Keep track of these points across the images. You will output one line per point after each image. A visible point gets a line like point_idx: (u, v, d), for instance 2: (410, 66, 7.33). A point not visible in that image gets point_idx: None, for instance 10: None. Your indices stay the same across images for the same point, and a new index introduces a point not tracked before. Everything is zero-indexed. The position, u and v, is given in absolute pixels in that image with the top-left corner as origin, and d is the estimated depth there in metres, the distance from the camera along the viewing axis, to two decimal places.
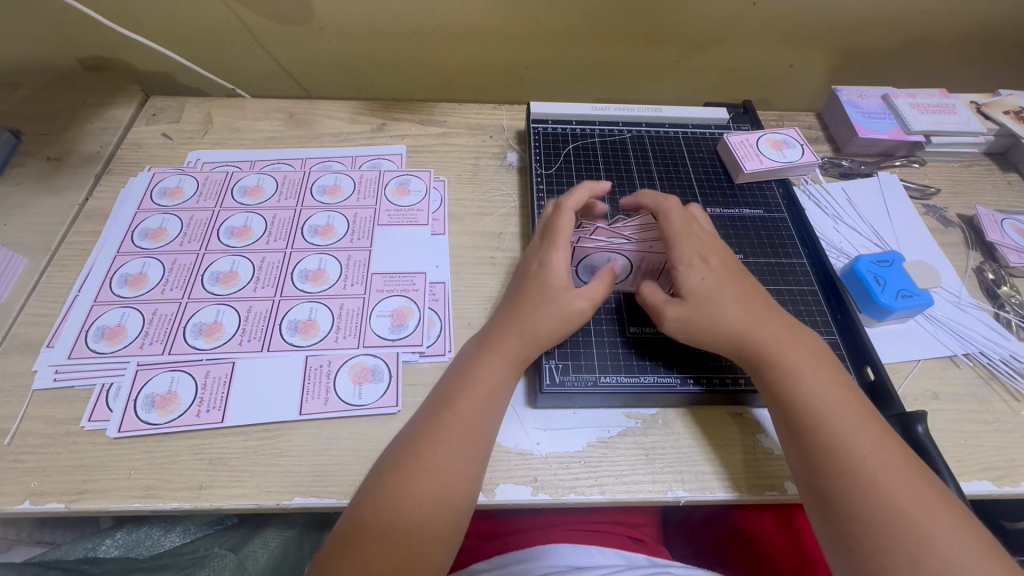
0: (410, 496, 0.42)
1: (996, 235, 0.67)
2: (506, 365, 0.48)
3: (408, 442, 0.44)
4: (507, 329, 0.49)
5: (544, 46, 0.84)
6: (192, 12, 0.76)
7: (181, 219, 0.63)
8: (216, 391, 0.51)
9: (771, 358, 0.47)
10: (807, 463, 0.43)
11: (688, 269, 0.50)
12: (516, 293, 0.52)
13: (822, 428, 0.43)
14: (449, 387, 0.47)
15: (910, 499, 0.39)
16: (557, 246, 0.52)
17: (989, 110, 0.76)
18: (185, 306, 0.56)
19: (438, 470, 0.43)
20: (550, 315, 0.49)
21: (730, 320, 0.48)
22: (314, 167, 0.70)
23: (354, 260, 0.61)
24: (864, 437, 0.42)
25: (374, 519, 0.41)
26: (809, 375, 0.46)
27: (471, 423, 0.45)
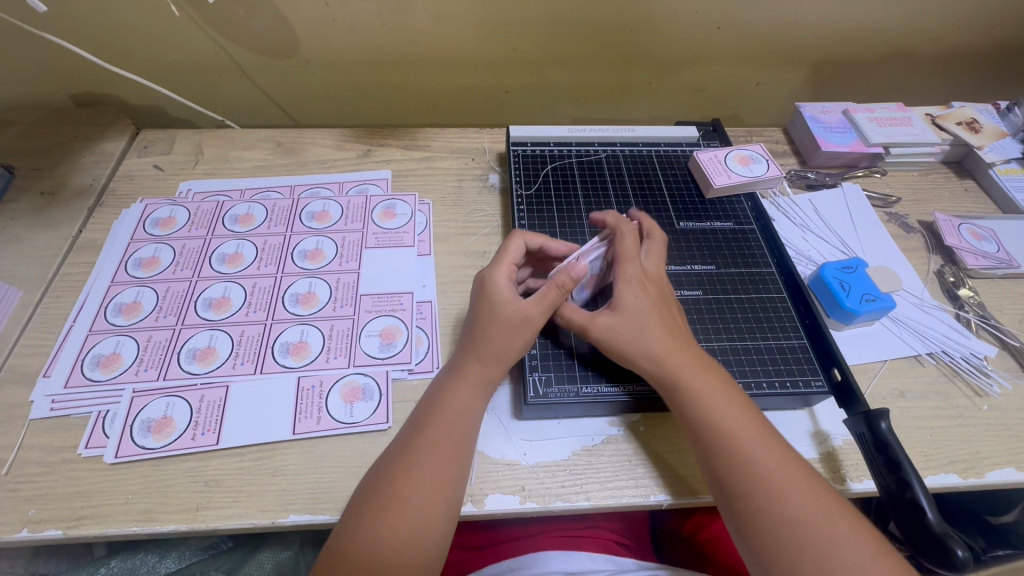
0: (391, 521, 0.43)
1: (955, 239, 0.70)
2: (476, 388, 0.50)
3: (384, 471, 0.46)
4: (471, 352, 0.52)
5: (522, 72, 0.88)
6: (183, 48, 0.79)
7: (174, 248, 0.65)
8: (211, 415, 0.53)
9: (689, 393, 0.49)
10: (728, 497, 0.45)
11: (626, 288, 0.53)
12: (475, 318, 0.53)
13: (742, 465, 0.45)
14: (425, 413, 0.49)
15: (812, 512, 0.43)
16: (503, 268, 0.54)
17: (943, 122, 0.81)
18: (179, 332, 0.58)
19: (413, 497, 0.44)
20: (503, 333, 0.51)
21: (649, 354, 0.50)
22: (303, 193, 0.72)
23: (342, 283, 0.63)
24: (771, 455, 0.46)
25: (358, 545, 0.43)
26: (724, 410, 0.48)
27: (446, 445, 0.47)
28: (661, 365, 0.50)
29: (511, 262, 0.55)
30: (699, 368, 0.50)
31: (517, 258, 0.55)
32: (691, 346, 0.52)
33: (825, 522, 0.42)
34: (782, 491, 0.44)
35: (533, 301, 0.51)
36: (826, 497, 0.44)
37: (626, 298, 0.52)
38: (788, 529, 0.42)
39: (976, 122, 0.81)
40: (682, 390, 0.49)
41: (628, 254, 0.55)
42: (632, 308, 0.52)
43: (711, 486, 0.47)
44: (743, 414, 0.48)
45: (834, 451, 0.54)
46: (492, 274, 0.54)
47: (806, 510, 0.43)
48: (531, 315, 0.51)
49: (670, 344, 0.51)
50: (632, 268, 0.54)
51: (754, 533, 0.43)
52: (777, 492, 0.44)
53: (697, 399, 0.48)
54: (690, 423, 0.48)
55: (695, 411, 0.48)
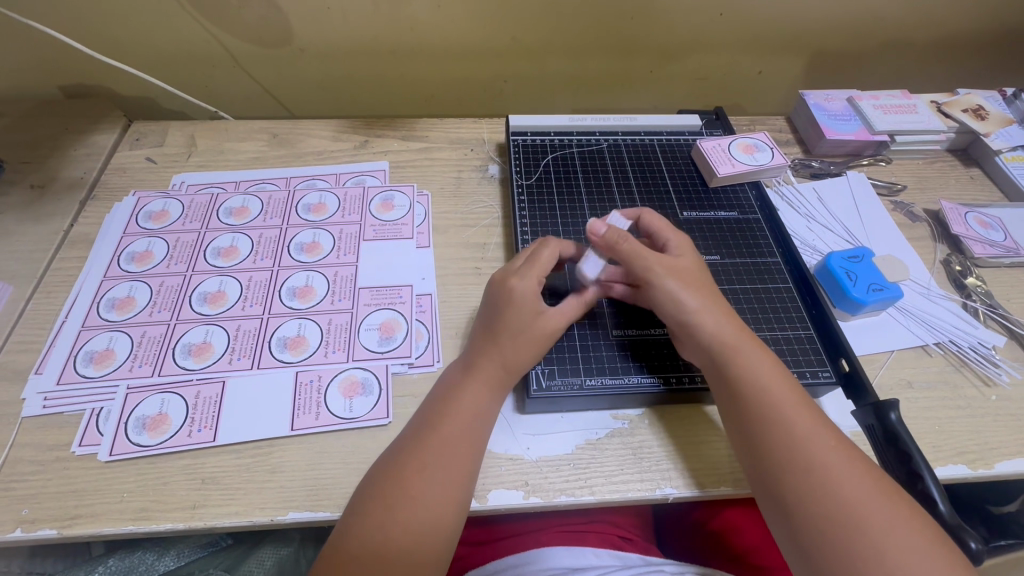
0: (400, 521, 0.42)
1: (962, 228, 0.70)
2: (490, 388, 0.49)
3: (392, 470, 0.45)
4: (489, 352, 0.50)
5: (520, 61, 0.87)
6: (173, 37, 0.78)
7: (168, 241, 0.64)
8: (208, 411, 0.51)
9: (735, 361, 0.48)
10: (765, 468, 0.44)
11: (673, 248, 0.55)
12: (493, 318, 0.52)
13: (788, 442, 0.44)
14: (433, 412, 0.48)
15: (863, 499, 0.41)
16: (533, 275, 0.52)
17: (949, 109, 0.80)
18: (174, 327, 0.57)
19: (425, 497, 0.43)
20: (530, 344, 0.50)
21: (696, 326, 0.50)
22: (299, 185, 0.71)
23: (341, 276, 0.62)
24: (819, 437, 0.44)
25: (364, 546, 0.42)
26: (772, 385, 0.47)
27: (457, 445, 0.46)
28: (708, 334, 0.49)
29: (541, 269, 0.53)
30: (746, 339, 0.49)
31: (550, 265, 0.54)
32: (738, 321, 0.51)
33: (870, 508, 0.40)
34: (831, 475, 0.42)
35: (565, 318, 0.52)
36: (875, 487, 0.42)
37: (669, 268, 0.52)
38: (837, 514, 0.40)
39: (981, 109, 0.80)
40: (729, 359, 0.48)
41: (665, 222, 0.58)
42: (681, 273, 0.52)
43: (745, 458, 0.46)
44: (790, 386, 0.47)
45: None
46: (520, 279, 0.52)
47: (846, 487, 0.41)
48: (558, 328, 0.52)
49: (717, 315, 0.50)
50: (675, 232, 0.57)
51: (801, 517, 0.41)
52: (822, 476, 0.42)
53: (744, 374, 0.47)
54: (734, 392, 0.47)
55: (742, 380, 0.47)
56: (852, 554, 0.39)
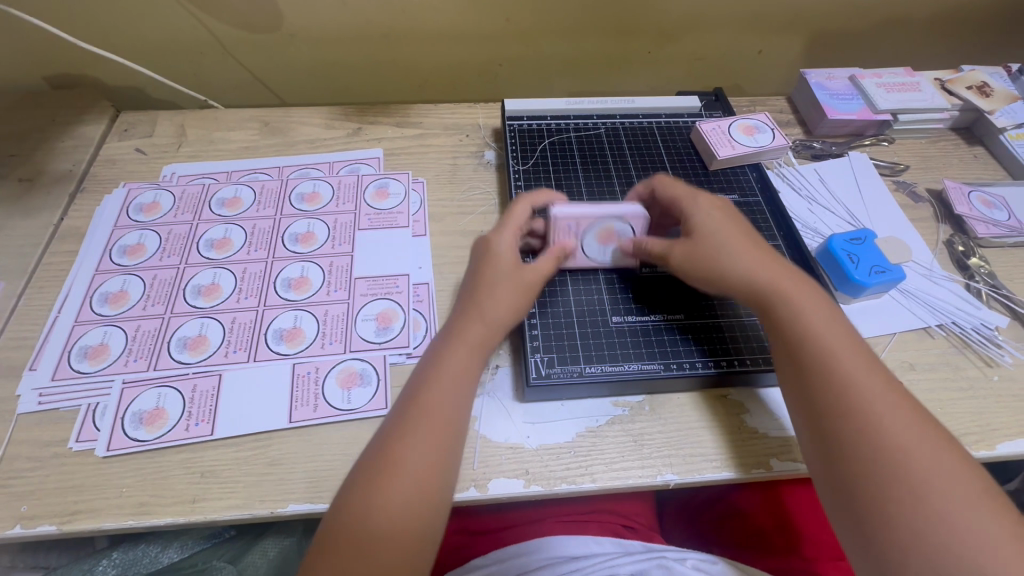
0: (383, 492, 0.42)
1: (965, 208, 0.69)
2: (471, 351, 0.49)
3: (380, 440, 0.45)
4: (470, 313, 0.50)
5: (515, 43, 0.85)
6: (159, 23, 0.76)
7: (160, 234, 0.63)
8: (204, 405, 0.51)
9: (780, 298, 0.49)
10: (807, 404, 0.46)
11: (699, 213, 0.54)
12: (473, 279, 0.52)
13: (844, 389, 0.44)
14: (419, 378, 0.48)
15: (918, 450, 0.41)
16: (506, 230, 0.54)
17: (953, 86, 0.78)
18: (168, 321, 0.56)
19: (408, 464, 0.43)
20: (506, 296, 0.51)
21: (750, 276, 0.51)
22: (292, 174, 0.70)
23: (336, 266, 0.61)
24: (874, 385, 0.44)
25: (352, 517, 0.41)
26: (828, 334, 0.47)
27: (439, 409, 0.46)
28: (752, 275, 0.50)
29: (516, 225, 0.55)
30: (792, 280, 0.50)
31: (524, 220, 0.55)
32: (782, 263, 0.52)
33: (924, 458, 0.41)
34: (884, 424, 0.42)
35: (539, 270, 0.52)
36: (930, 438, 0.42)
37: (699, 218, 0.54)
38: (890, 463, 0.41)
39: (986, 85, 0.79)
40: (779, 301, 0.49)
41: (687, 193, 0.56)
42: (704, 224, 0.53)
43: (794, 399, 0.47)
44: (835, 325, 0.48)
45: None
46: (497, 235, 0.54)
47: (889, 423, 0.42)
48: (533, 281, 0.52)
49: (760, 258, 0.52)
50: (703, 198, 0.55)
51: (854, 465, 0.42)
52: (877, 425, 0.42)
53: (801, 321, 0.48)
54: (779, 331, 0.49)
55: (799, 328, 0.48)
56: (903, 504, 0.39)
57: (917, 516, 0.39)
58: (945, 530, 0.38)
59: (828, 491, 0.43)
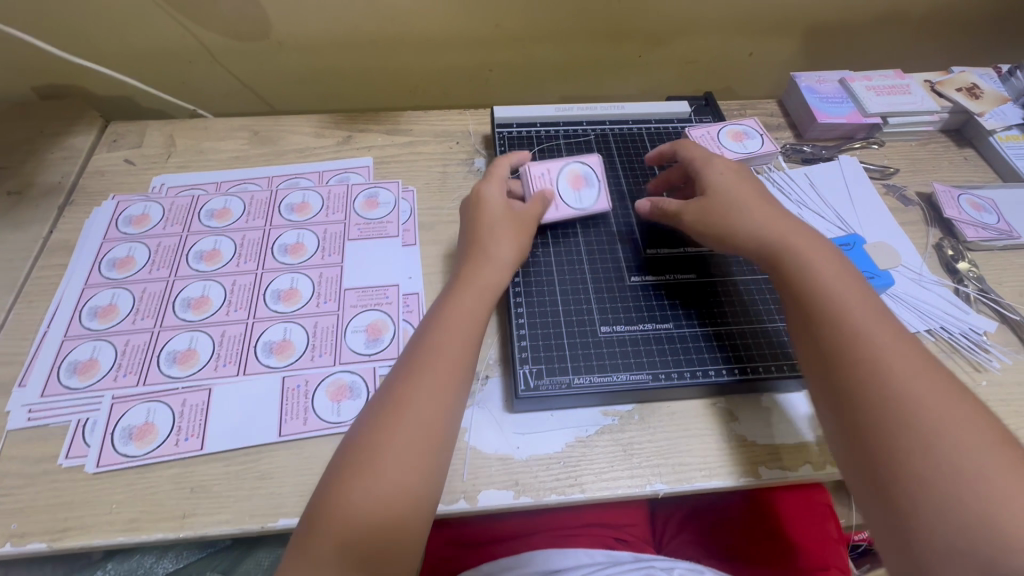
0: (391, 424, 0.43)
1: (954, 211, 0.69)
2: (478, 293, 0.51)
3: (392, 377, 0.47)
4: (476, 257, 0.53)
5: (505, 48, 0.85)
6: (148, 33, 0.76)
7: (149, 246, 0.63)
8: (194, 419, 0.51)
9: (789, 255, 0.51)
10: (815, 352, 0.47)
11: (711, 172, 0.58)
12: (475, 226, 0.56)
13: (851, 337, 0.45)
14: (430, 320, 0.50)
15: (927, 394, 0.41)
16: (491, 181, 0.58)
17: (943, 88, 0.78)
18: (157, 335, 0.56)
19: (416, 399, 0.44)
20: (505, 233, 0.55)
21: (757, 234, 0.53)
22: (281, 184, 0.69)
23: (326, 277, 0.61)
24: (882, 333, 0.45)
25: (359, 449, 0.42)
26: (836, 286, 0.48)
27: (448, 347, 0.48)
28: (761, 232, 0.53)
29: (501, 176, 0.59)
30: (802, 238, 0.52)
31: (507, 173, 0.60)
32: (796, 224, 0.54)
33: (932, 401, 0.41)
34: (891, 368, 0.42)
35: (530, 211, 0.57)
36: (940, 385, 0.42)
37: (714, 177, 0.57)
38: (898, 406, 0.41)
39: (976, 87, 0.79)
40: (788, 257, 0.51)
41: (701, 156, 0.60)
42: (717, 183, 0.57)
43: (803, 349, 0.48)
44: (845, 280, 0.49)
45: None
46: (485, 185, 0.58)
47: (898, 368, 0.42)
48: (527, 218, 0.56)
49: (770, 218, 0.54)
50: (716, 161, 0.59)
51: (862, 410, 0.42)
52: (885, 370, 0.42)
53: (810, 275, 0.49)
54: (789, 285, 0.50)
55: (807, 282, 0.49)
56: (911, 445, 0.39)
57: (925, 462, 0.38)
58: (955, 471, 0.38)
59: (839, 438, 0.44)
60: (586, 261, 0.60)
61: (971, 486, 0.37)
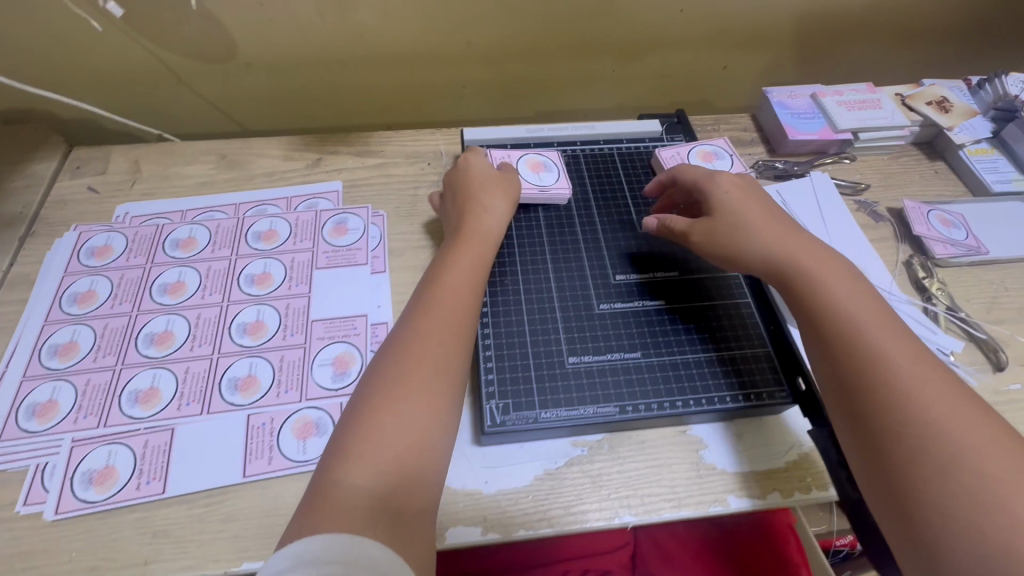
0: (414, 355, 0.46)
1: (924, 228, 0.69)
2: (480, 244, 0.56)
3: (408, 318, 0.49)
4: (472, 212, 0.59)
5: (477, 65, 0.84)
6: (111, 56, 0.74)
7: (111, 279, 0.61)
8: (156, 461, 0.50)
9: (801, 276, 0.50)
10: (826, 369, 0.46)
11: (716, 189, 0.58)
12: (463, 189, 0.61)
13: (864, 352, 0.44)
14: (436, 268, 0.54)
15: (945, 415, 0.39)
16: (472, 154, 0.65)
17: (913, 102, 0.78)
18: (119, 373, 0.55)
19: (432, 332, 0.48)
20: (494, 189, 0.61)
21: (765, 251, 0.53)
22: (248, 212, 0.68)
23: (293, 308, 0.60)
24: (898, 350, 0.43)
25: (382, 385, 0.44)
26: (848, 300, 0.47)
27: (460, 289, 0.51)
28: (773, 251, 0.52)
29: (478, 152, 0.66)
30: (814, 255, 0.51)
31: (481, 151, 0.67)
32: (808, 242, 0.53)
33: (951, 422, 0.39)
34: (906, 386, 0.41)
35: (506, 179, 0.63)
36: (960, 404, 0.40)
37: (722, 196, 0.57)
38: (913, 426, 0.40)
39: (945, 100, 0.79)
40: (797, 273, 0.50)
41: (706, 176, 0.60)
42: (723, 201, 0.57)
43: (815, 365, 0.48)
44: (859, 295, 0.48)
45: (800, 459, 0.53)
46: (470, 156, 0.65)
47: (913, 387, 0.41)
48: (510, 179, 0.63)
49: (780, 235, 0.53)
50: (722, 179, 0.59)
51: (876, 427, 0.41)
52: (897, 389, 0.41)
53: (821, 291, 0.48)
54: (802, 306, 0.49)
55: (818, 296, 0.48)
56: (926, 466, 0.38)
57: (946, 488, 0.37)
58: (977, 498, 0.36)
59: (855, 457, 0.43)
60: (553, 288, 0.60)
61: (994, 514, 0.35)
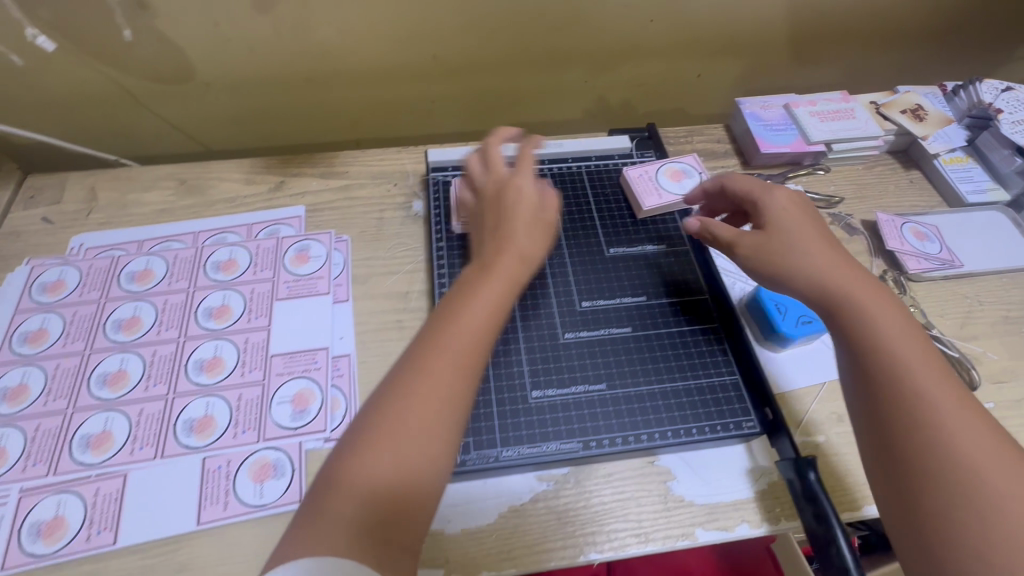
0: (427, 378, 0.43)
1: (897, 243, 0.68)
2: (514, 263, 0.50)
3: (426, 333, 0.46)
4: (506, 232, 0.52)
5: (445, 80, 0.82)
6: (63, 79, 0.72)
7: (64, 316, 0.60)
8: (107, 510, 0.49)
9: (854, 306, 0.46)
10: (866, 396, 0.43)
11: (767, 202, 0.53)
12: (507, 203, 0.54)
13: (910, 388, 0.41)
14: (464, 282, 0.49)
15: (990, 466, 0.37)
16: (526, 164, 0.57)
17: (887, 110, 0.77)
18: (70, 417, 0.53)
19: (449, 355, 0.44)
20: (534, 221, 0.54)
21: (809, 269, 0.48)
22: (207, 241, 0.66)
23: (251, 342, 0.59)
24: (944, 391, 0.40)
25: (394, 407, 0.41)
26: (894, 329, 0.44)
27: (483, 311, 0.46)
28: (825, 275, 0.48)
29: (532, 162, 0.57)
30: (863, 277, 0.47)
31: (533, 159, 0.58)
32: (863, 273, 0.48)
33: (997, 474, 0.37)
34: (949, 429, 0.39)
35: (550, 203, 0.56)
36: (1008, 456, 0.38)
37: (776, 213, 0.52)
38: (954, 473, 0.37)
39: (920, 108, 0.78)
40: (841, 294, 0.46)
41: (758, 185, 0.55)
42: (772, 213, 0.52)
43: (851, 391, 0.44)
44: (909, 325, 0.44)
45: (769, 488, 0.52)
46: (525, 166, 0.56)
47: (957, 432, 0.38)
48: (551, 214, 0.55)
49: (829, 254, 0.49)
50: (775, 192, 0.54)
51: (912, 468, 0.39)
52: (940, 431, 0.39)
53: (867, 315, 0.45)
54: (845, 337, 0.46)
55: (862, 321, 0.45)
56: (965, 516, 0.36)
57: (987, 540, 0.35)
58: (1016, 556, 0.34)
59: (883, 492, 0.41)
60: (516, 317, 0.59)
61: None
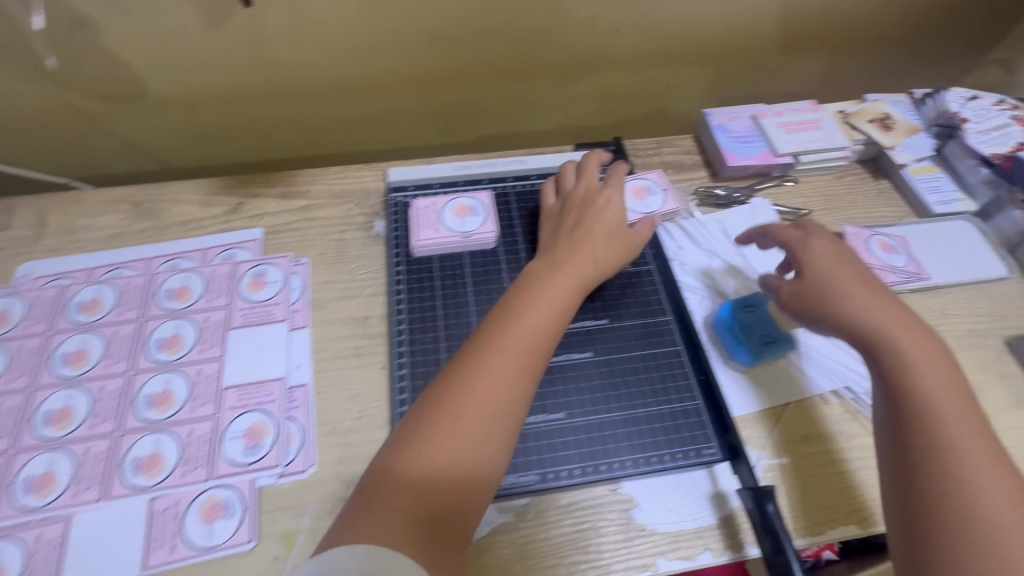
0: (489, 373, 0.46)
1: (864, 256, 0.67)
2: (571, 270, 0.55)
3: (489, 330, 0.49)
4: (581, 241, 0.58)
5: (409, 93, 0.80)
6: (9, 100, 0.69)
7: (8, 350, 0.58)
8: (48, 557, 0.47)
9: (891, 356, 0.48)
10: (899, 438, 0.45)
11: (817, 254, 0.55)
12: (591, 221, 0.59)
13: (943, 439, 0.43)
14: (521, 285, 0.53)
15: (1005, 522, 0.40)
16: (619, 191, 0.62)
17: (855, 120, 0.77)
18: (13, 459, 0.51)
19: (508, 354, 0.48)
20: (615, 241, 0.59)
21: (852, 318, 0.50)
22: (160, 267, 0.64)
23: (204, 374, 0.57)
24: (975, 447, 0.43)
25: (458, 400, 0.45)
26: (934, 382, 0.46)
27: (538, 313, 0.51)
28: (869, 326, 0.50)
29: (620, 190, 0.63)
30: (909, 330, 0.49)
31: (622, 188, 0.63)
32: (910, 325, 0.50)
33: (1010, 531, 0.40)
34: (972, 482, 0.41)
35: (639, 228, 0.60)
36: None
37: (821, 262, 0.54)
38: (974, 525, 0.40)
39: (888, 117, 0.77)
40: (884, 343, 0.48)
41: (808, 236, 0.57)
42: (820, 263, 0.54)
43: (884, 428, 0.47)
44: (949, 380, 0.46)
45: (733, 515, 0.51)
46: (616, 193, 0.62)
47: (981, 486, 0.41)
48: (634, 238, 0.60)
49: (875, 305, 0.51)
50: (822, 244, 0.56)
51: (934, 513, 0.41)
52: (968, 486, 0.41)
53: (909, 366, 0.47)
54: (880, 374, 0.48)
55: (903, 371, 0.47)
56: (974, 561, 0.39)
57: None
58: None
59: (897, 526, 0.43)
60: None
61: None
